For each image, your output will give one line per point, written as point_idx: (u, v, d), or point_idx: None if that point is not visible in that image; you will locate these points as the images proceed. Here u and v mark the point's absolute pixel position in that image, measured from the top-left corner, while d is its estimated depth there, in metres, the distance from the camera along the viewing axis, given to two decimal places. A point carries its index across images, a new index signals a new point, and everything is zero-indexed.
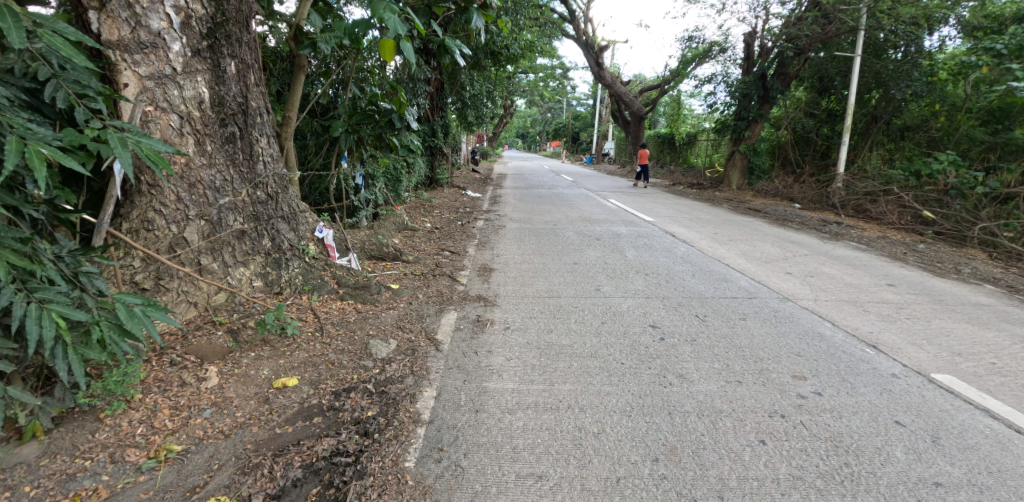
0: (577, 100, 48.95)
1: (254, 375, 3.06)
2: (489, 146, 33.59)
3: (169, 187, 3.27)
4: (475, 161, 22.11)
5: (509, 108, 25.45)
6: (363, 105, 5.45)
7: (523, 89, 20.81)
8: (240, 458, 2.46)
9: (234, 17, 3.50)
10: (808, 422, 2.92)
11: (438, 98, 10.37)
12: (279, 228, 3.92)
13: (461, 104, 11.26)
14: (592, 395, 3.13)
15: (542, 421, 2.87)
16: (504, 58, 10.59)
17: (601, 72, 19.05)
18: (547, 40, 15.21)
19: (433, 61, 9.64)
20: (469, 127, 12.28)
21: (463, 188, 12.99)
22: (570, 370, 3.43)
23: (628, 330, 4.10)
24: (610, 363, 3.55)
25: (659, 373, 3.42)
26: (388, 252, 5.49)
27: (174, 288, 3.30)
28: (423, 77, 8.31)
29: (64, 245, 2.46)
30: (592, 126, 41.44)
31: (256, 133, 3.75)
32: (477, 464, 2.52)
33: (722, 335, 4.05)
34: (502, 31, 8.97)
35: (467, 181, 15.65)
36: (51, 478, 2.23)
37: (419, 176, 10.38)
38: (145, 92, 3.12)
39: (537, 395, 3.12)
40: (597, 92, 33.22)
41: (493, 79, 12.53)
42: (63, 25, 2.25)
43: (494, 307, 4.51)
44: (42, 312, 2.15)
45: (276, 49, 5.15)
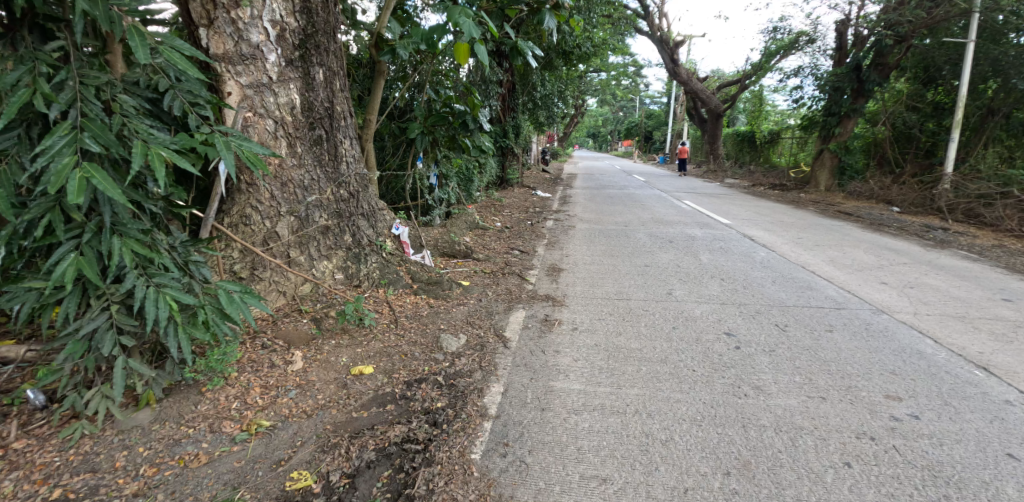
0: (650, 97, 47.79)
1: (334, 361, 3.28)
2: (559, 146, 33.55)
3: (265, 185, 3.57)
4: (545, 161, 22.22)
5: (581, 107, 25.31)
6: (436, 107, 5.64)
7: (595, 88, 20.63)
8: (320, 437, 2.65)
9: (323, 28, 3.78)
10: (901, 447, 2.71)
11: (509, 99, 10.52)
12: (360, 225, 4.17)
13: (531, 106, 11.33)
14: (660, 401, 3.08)
15: (607, 424, 2.86)
16: (576, 57, 10.65)
17: (677, 68, 18.54)
18: (619, 37, 14.99)
19: (505, 63, 9.81)
20: (540, 127, 12.44)
21: (531, 188, 13.07)
22: (638, 374, 3.39)
23: (701, 337, 3.98)
24: (681, 369, 3.47)
25: (733, 383, 3.29)
26: (459, 250, 5.65)
27: (266, 278, 3.62)
28: (495, 79, 8.51)
29: (177, 237, 2.76)
30: (666, 124, 40.32)
31: (341, 136, 4.02)
32: (541, 462, 2.57)
33: (804, 347, 3.84)
34: (574, 30, 9.07)
35: (536, 180, 15.65)
36: (160, 442, 2.50)
37: (489, 177, 10.57)
38: (245, 100, 3.43)
39: (603, 398, 3.11)
40: (671, 89, 32.26)
41: (564, 78, 12.57)
42: (181, 43, 2.55)
43: (562, 308, 4.53)
44: (159, 295, 2.44)
45: (360, 56, 5.47)
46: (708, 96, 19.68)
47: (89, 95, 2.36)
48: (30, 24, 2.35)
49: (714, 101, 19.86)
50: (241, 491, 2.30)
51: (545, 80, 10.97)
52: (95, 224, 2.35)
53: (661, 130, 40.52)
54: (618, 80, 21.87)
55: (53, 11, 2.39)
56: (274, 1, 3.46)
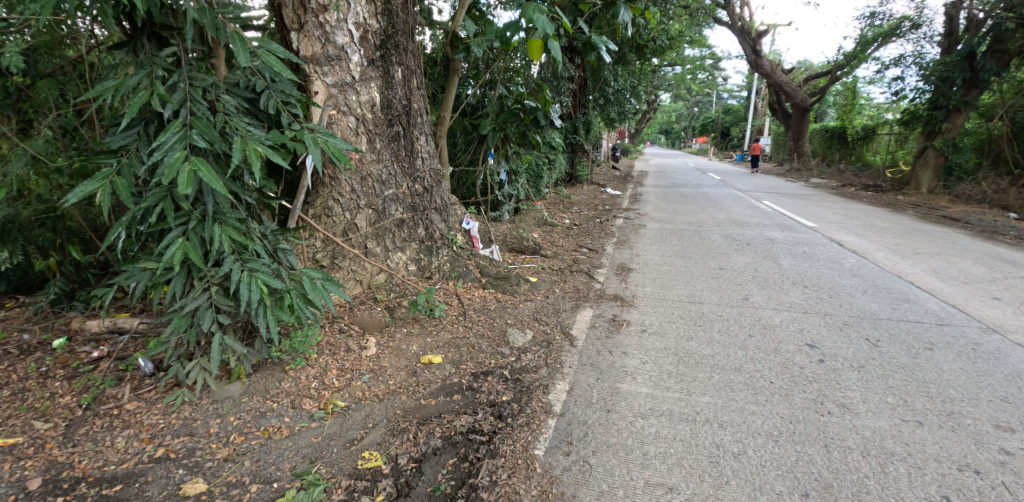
0: (728, 91, 45.79)
1: (405, 349, 3.41)
2: (630, 144, 32.88)
3: (346, 180, 3.77)
4: (616, 158, 21.82)
5: (654, 102, 24.67)
6: (508, 103, 5.70)
7: (669, 83, 20.03)
8: (390, 421, 2.76)
9: (402, 29, 3.94)
10: (1012, 485, 2.45)
11: (581, 94, 10.47)
12: (433, 219, 4.30)
13: (602, 102, 11.20)
14: (733, 412, 2.95)
15: (675, 431, 2.79)
16: (650, 50, 10.54)
17: (759, 61, 17.73)
18: (696, 29, 14.46)
19: (578, 59, 9.76)
20: (611, 123, 12.25)
21: (600, 185, 12.89)
22: (710, 381, 3.27)
23: (780, 347, 3.77)
24: (757, 380, 3.31)
25: (815, 399, 3.10)
26: (528, 246, 5.69)
27: (345, 267, 3.83)
28: (566, 75, 8.50)
29: (268, 226, 2.97)
30: (745, 119, 38.51)
31: (417, 132, 4.16)
32: (605, 464, 2.54)
33: (898, 365, 3.54)
34: (649, 22, 9.06)
35: (605, 177, 15.43)
36: (248, 413, 2.71)
37: (558, 173, 10.54)
38: (330, 98, 3.65)
39: (671, 403, 3.03)
40: (751, 81, 30.73)
41: (638, 73, 12.32)
42: (276, 46, 2.74)
43: (631, 308, 4.45)
44: (251, 279, 2.64)
45: (435, 55, 5.64)
46: (793, 89, 18.77)
47: (197, 96, 2.60)
48: (148, 33, 2.62)
49: (800, 95, 18.92)
50: (317, 465, 2.44)
51: (617, 75, 10.81)
52: (200, 213, 2.58)
53: (739, 126, 38.75)
54: (694, 74, 21.10)
55: (167, 21, 2.65)
56: (358, 5, 3.65)
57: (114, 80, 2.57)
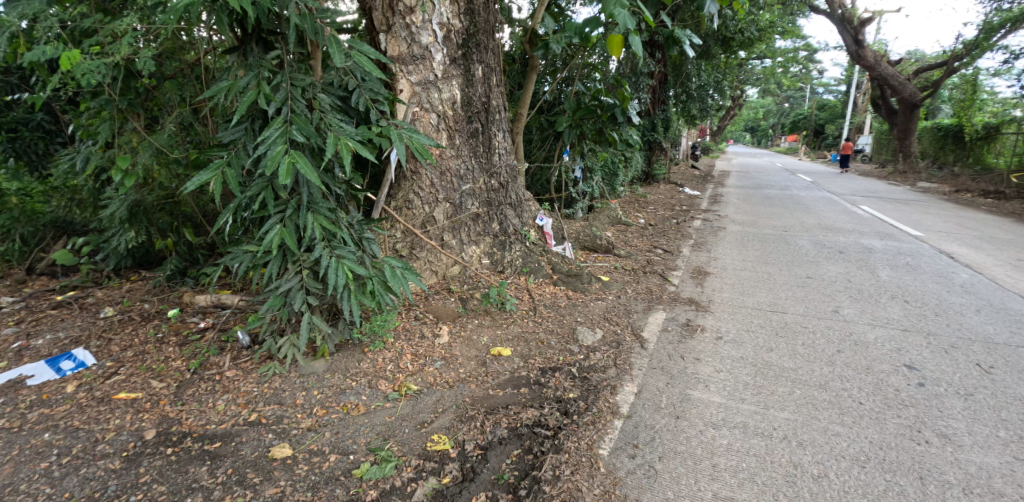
0: (825, 86, 42.74)
1: (475, 339, 3.51)
2: (712, 143, 31.54)
3: (426, 174, 3.93)
4: (696, 157, 21.01)
5: (739, 98, 23.55)
6: (586, 99, 5.69)
7: (758, 77, 19.03)
8: (459, 407, 2.86)
9: (483, 28, 4.04)
10: None
11: (660, 90, 10.33)
12: (507, 214, 4.38)
13: (684, 98, 10.86)
14: (815, 431, 2.79)
15: (749, 445, 2.67)
16: (737, 43, 10.22)
17: (862, 51, 16.50)
18: (790, 19, 13.64)
19: (658, 54, 9.64)
20: (692, 120, 11.85)
21: (679, 184, 12.50)
22: (790, 396, 3.10)
23: (873, 366, 3.50)
24: (844, 399, 3.10)
25: (911, 426, 2.85)
26: (601, 244, 5.65)
27: (422, 258, 3.99)
28: (646, 71, 8.36)
29: (355, 216, 3.16)
30: (843, 116, 35.78)
31: (495, 129, 4.26)
32: (672, 471, 2.49)
33: (1015, 396, 3.18)
34: (736, 14, 8.87)
35: (683, 177, 14.90)
36: (330, 388, 2.90)
37: (635, 171, 10.35)
38: (414, 96, 3.81)
39: (746, 416, 2.90)
40: (851, 74, 28.49)
41: (723, 68, 11.85)
42: (367, 47, 2.91)
43: (706, 314, 4.30)
44: (339, 265, 2.82)
45: (514, 53, 5.74)
46: (899, 83, 17.46)
47: (297, 95, 2.81)
48: (256, 38, 2.86)
49: (908, 89, 17.53)
50: (389, 443, 2.57)
51: (701, 69, 10.47)
52: (296, 202, 2.79)
53: (836, 123, 36.04)
54: (786, 68, 19.92)
55: (273, 26, 2.89)
56: (442, 6, 3.79)
57: (227, 81, 2.84)
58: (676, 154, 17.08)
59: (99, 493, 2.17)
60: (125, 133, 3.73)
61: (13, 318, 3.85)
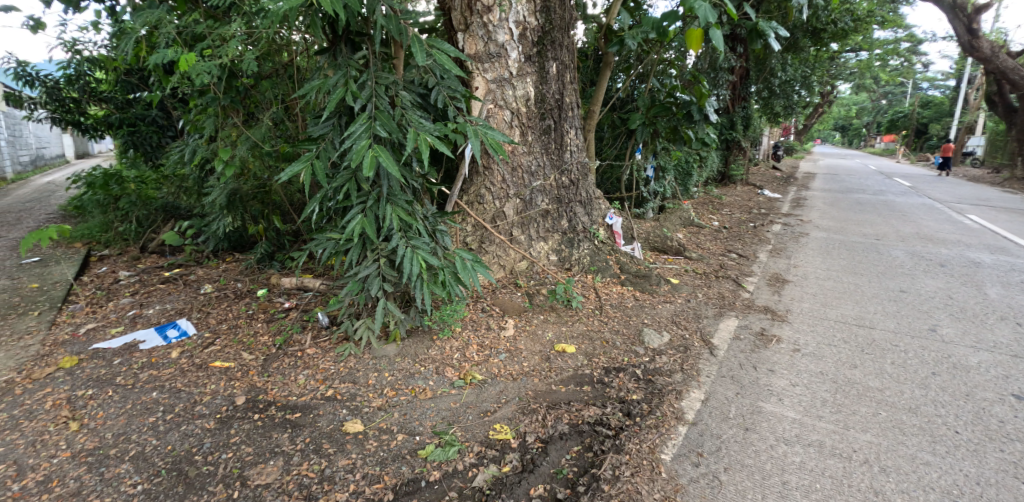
0: (930, 82, 39.13)
1: (540, 335, 3.54)
2: (797, 143, 29.75)
3: (498, 170, 4.01)
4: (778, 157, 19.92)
5: (829, 95, 22.05)
6: (661, 96, 5.58)
7: (851, 72, 17.66)
8: (522, 399, 2.90)
9: (559, 25, 4.06)
10: None
11: (741, 86, 9.96)
12: (577, 212, 4.38)
13: (766, 94, 10.33)
14: (901, 458, 2.59)
15: (824, 466, 2.53)
16: (829, 35, 9.60)
17: (974, 40, 14.71)
18: (892, 8, 12.58)
19: (740, 48, 9.31)
20: (775, 118, 11.26)
21: (758, 185, 11.92)
22: (874, 418, 2.90)
23: (974, 393, 3.19)
24: (937, 426, 2.85)
25: (1016, 462, 2.58)
26: (671, 246, 5.51)
27: (491, 252, 4.08)
28: (726, 66, 8.05)
29: (430, 209, 3.27)
30: (950, 115, 32.61)
31: (567, 126, 4.27)
32: (737, 484, 2.40)
33: None
34: (828, 4, 8.34)
35: (763, 178, 14.19)
36: (400, 371, 3.03)
37: (710, 171, 9.99)
38: (489, 93, 3.90)
39: (823, 435, 2.75)
40: (962, 68, 25.88)
41: (812, 62, 11.18)
42: (446, 46, 3.00)
43: (783, 324, 4.10)
44: (413, 254, 2.94)
45: (587, 50, 5.71)
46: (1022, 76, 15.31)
47: (381, 93, 2.95)
48: (345, 39, 3.03)
49: None
50: (453, 428, 2.65)
51: (786, 63, 9.88)
52: (376, 194, 2.93)
53: (942, 122, 32.89)
54: (884, 62, 18.41)
55: (360, 28, 3.04)
56: (519, 4, 3.85)
57: (318, 80, 3.03)
58: (756, 155, 16.28)
59: (196, 449, 2.39)
60: (226, 127, 4.07)
61: (129, 290, 4.32)
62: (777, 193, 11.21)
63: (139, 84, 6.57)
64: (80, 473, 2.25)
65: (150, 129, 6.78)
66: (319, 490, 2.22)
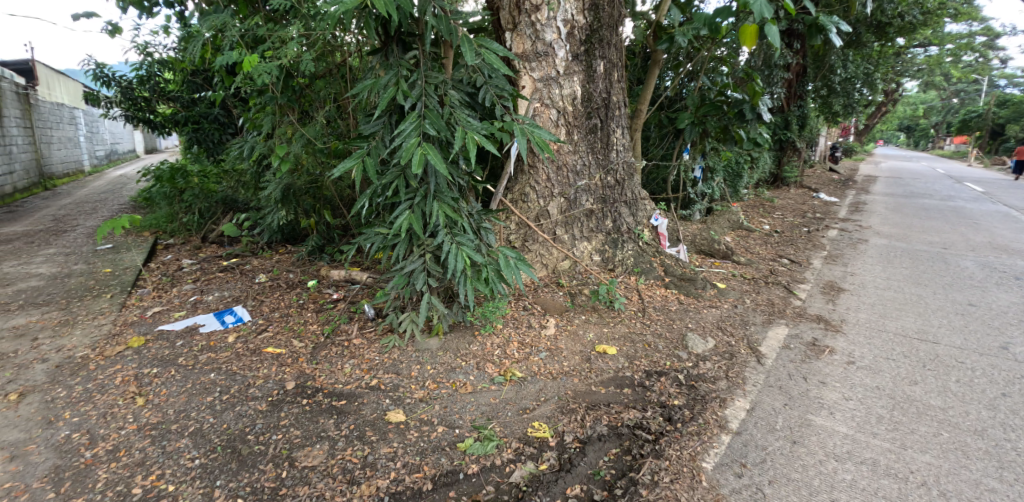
0: (1008, 80, 36.48)
1: (581, 335, 3.53)
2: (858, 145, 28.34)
3: (543, 169, 4.02)
4: (837, 160, 19.04)
5: (895, 94, 20.88)
6: (711, 95, 5.46)
7: (919, 69, 16.59)
8: (561, 398, 2.90)
9: (607, 22, 4.02)
10: None
11: (797, 84, 9.60)
12: (622, 212, 4.33)
13: (824, 92, 9.87)
14: (963, 482, 2.44)
15: (878, 485, 2.41)
16: (895, 30, 9.10)
17: None
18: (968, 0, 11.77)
19: (797, 44, 8.98)
20: (834, 119, 10.77)
21: (813, 188, 11.43)
22: (935, 438, 2.74)
23: None
24: (1006, 451, 2.67)
25: None
26: (719, 250, 5.37)
27: (533, 250, 4.09)
28: (782, 63, 7.77)
29: (475, 206, 3.31)
30: None
31: (614, 125, 4.22)
32: (782, 498, 2.32)
33: None
34: None
35: (820, 181, 13.59)
36: (441, 365, 3.08)
37: (762, 173, 9.66)
38: (536, 92, 3.91)
39: (877, 453, 2.62)
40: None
41: (876, 58, 10.63)
42: (495, 45, 3.03)
43: (837, 334, 3.92)
44: (458, 251, 2.98)
45: (635, 48, 5.65)
46: None
47: (430, 92, 3.01)
48: (397, 39, 3.10)
49: None
50: (492, 423, 2.68)
51: (847, 59, 9.41)
52: (424, 191, 2.99)
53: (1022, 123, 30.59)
54: (958, 59, 17.26)
55: (412, 28, 3.11)
56: (568, 3, 3.85)
57: (370, 80, 3.12)
58: (812, 156, 15.61)
59: (249, 429, 2.51)
60: (283, 125, 4.26)
61: (191, 277, 4.57)
62: (834, 197, 10.72)
63: (204, 84, 6.93)
64: (144, 445, 2.40)
65: (212, 127, 7.11)
66: (361, 475, 2.28)
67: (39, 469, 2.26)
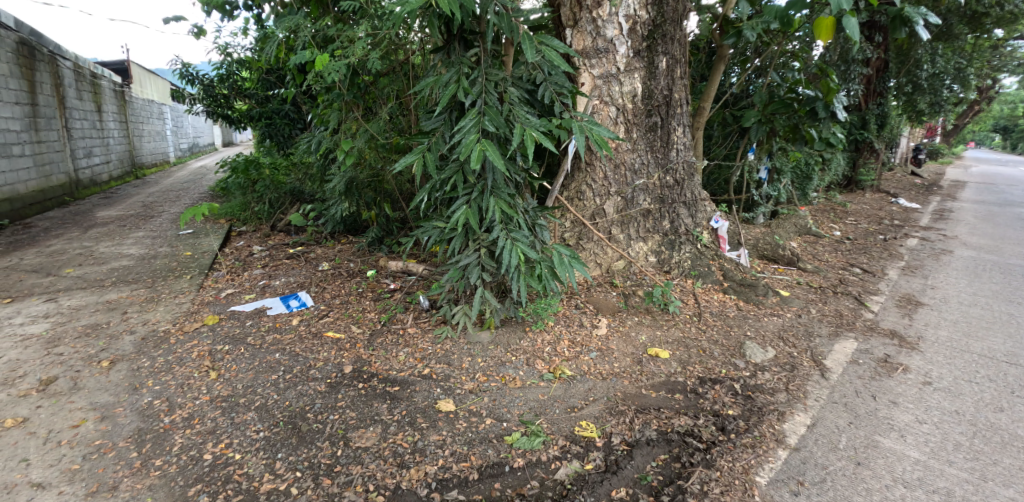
0: None
1: (633, 337, 3.48)
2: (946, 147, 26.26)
3: (600, 167, 3.98)
4: (920, 163, 17.73)
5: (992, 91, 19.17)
6: (781, 92, 5.22)
7: None
8: (609, 399, 2.87)
9: (671, 17, 3.92)
10: None
11: (878, 80, 9.12)
12: (680, 213, 4.23)
13: (908, 89, 9.11)
14: None
15: None
16: (992, 21, 8.35)
17: None
18: None
19: (879, 36, 8.52)
20: (919, 118, 10.03)
21: (892, 192, 10.67)
22: (1020, 471, 2.51)
23: None
24: None
25: None
26: (783, 256, 5.14)
27: (588, 249, 4.07)
28: (860, 58, 7.32)
29: (531, 203, 3.33)
30: None
31: (675, 123, 4.12)
32: None
33: None
34: None
35: (900, 185, 12.69)
36: (492, 359, 3.12)
37: (834, 175, 9.13)
38: (595, 89, 3.88)
39: (952, 482, 2.43)
40: None
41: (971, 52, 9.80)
42: (556, 42, 3.03)
43: (912, 352, 3.67)
44: (513, 246, 3.00)
45: (700, 42, 5.48)
46: None
47: (490, 89, 3.05)
48: (459, 37, 3.16)
49: None
50: (540, 419, 2.69)
51: (936, 53, 8.74)
52: (481, 186, 3.03)
53: None
54: None
55: (473, 26, 3.17)
56: None
57: (432, 78, 3.20)
58: (892, 159, 14.60)
59: (309, 407, 2.64)
60: (348, 120, 4.44)
61: (261, 262, 4.84)
62: (915, 203, 10.00)
63: (276, 81, 7.42)
64: (215, 415, 2.57)
65: (282, 121, 7.48)
66: (411, 459, 2.35)
67: (125, 430, 2.47)
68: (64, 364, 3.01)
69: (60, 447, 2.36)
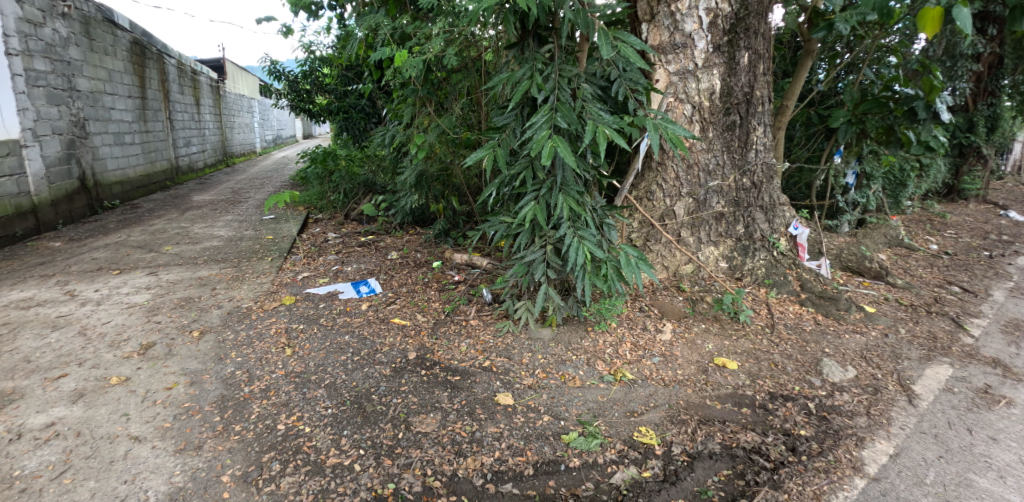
0: None
1: (699, 344, 3.36)
2: None
3: (673, 166, 3.86)
4: None
5: None
6: (875, 91, 4.87)
7: None
8: (671, 407, 2.78)
9: (756, 10, 3.73)
10: None
11: (989, 77, 8.24)
12: (756, 217, 4.03)
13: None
14: None
15: None
16: None
17: None
18: None
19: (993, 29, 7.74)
20: None
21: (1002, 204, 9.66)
22: None
23: None
24: None
25: None
26: (869, 268, 4.79)
27: (655, 251, 3.96)
28: (969, 54, 6.68)
29: (599, 201, 3.28)
30: None
31: (755, 122, 3.92)
32: None
33: None
34: None
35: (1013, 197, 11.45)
36: (552, 356, 3.11)
37: (933, 184, 8.39)
38: (671, 86, 3.77)
39: None
40: None
41: None
42: (633, 38, 2.96)
43: (1019, 383, 3.30)
44: (580, 244, 2.97)
45: (785, 37, 5.19)
46: None
47: (563, 85, 3.03)
48: (533, 33, 3.16)
49: None
50: (598, 421, 2.64)
51: None
52: (550, 183, 3.02)
53: None
54: None
55: (548, 22, 3.15)
56: None
57: (505, 74, 3.22)
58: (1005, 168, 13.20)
59: (374, 390, 2.73)
60: (421, 115, 4.56)
61: (335, 249, 5.06)
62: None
63: (354, 77, 7.59)
64: (289, 389, 2.72)
65: (359, 116, 7.77)
66: (468, 449, 2.38)
67: (210, 395, 2.66)
68: (161, 331, 3.28)
69: (155, 406, 2.58)
